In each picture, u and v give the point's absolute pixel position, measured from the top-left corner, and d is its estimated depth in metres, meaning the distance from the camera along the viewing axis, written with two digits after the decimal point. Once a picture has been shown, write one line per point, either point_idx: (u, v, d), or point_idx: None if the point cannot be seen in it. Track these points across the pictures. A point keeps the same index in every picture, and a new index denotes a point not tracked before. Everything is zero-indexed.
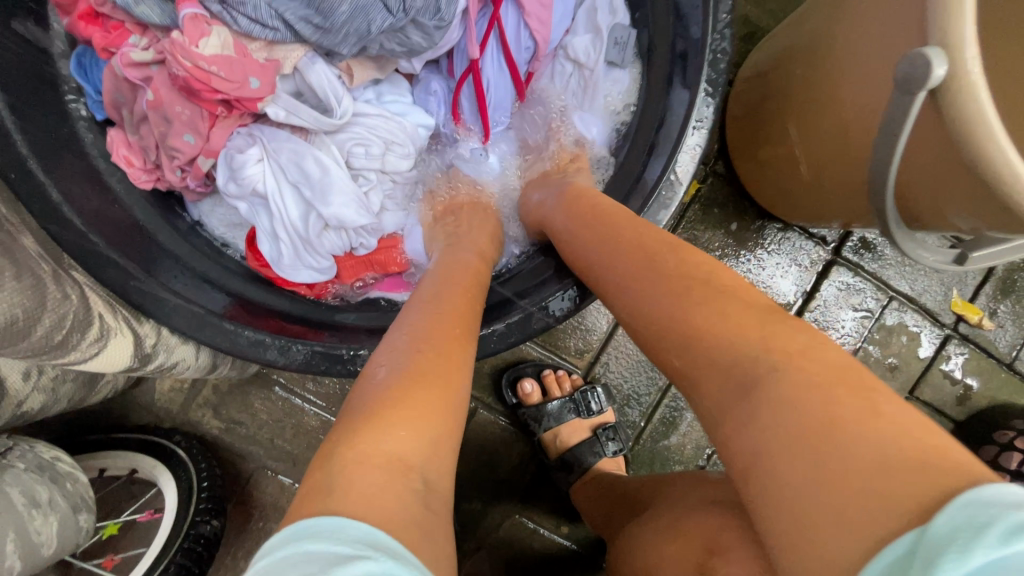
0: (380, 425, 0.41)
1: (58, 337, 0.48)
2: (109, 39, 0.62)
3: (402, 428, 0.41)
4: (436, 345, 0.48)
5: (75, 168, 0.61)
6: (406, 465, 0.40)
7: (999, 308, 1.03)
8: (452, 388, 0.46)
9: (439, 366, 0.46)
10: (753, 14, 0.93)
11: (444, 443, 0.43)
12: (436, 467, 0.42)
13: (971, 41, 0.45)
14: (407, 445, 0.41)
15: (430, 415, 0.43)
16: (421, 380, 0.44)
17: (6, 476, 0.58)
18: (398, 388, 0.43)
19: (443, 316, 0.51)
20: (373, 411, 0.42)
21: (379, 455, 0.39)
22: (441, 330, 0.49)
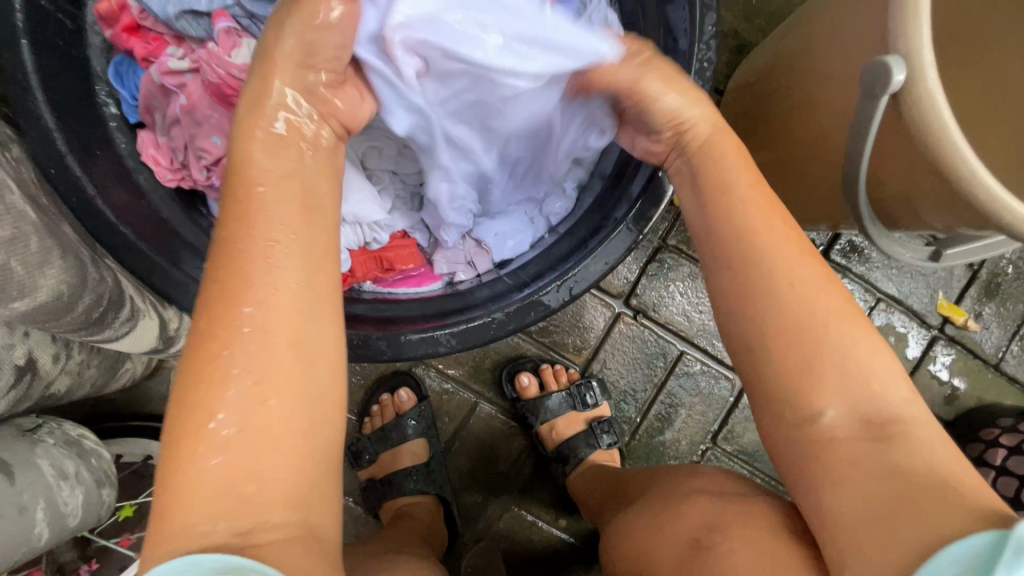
0: (174, 494, 0.41)
1: (95, 315, 0.52)
2: (149, 50, 0.68)
3: (202, 494, 0.41)
4: (210, 369, 0.43)
5: (108, 165, 0.66)
6: (206, 531, 0.41)
7: (984, 310, 1.07)
8: (245, 423, 0.42)
9: (216, 401, 0.42)
10: (742, 29, 0.99)
11: (266, 475, 0.43)
12: (258, 510, 0.42)
13: (927, 51, 0.50)
14: (203, 507, 0.41)
15: (227, 468, 0.42)
16: (202, 426, 0.42)
17: (38, 448, 0.62)
18: (175, 450, 0.42)
19: (223, 321, 0.43)
20: (165, 474, 0.42)
21: (171, 530, 0.41)
22: (223, 346, 0.43)
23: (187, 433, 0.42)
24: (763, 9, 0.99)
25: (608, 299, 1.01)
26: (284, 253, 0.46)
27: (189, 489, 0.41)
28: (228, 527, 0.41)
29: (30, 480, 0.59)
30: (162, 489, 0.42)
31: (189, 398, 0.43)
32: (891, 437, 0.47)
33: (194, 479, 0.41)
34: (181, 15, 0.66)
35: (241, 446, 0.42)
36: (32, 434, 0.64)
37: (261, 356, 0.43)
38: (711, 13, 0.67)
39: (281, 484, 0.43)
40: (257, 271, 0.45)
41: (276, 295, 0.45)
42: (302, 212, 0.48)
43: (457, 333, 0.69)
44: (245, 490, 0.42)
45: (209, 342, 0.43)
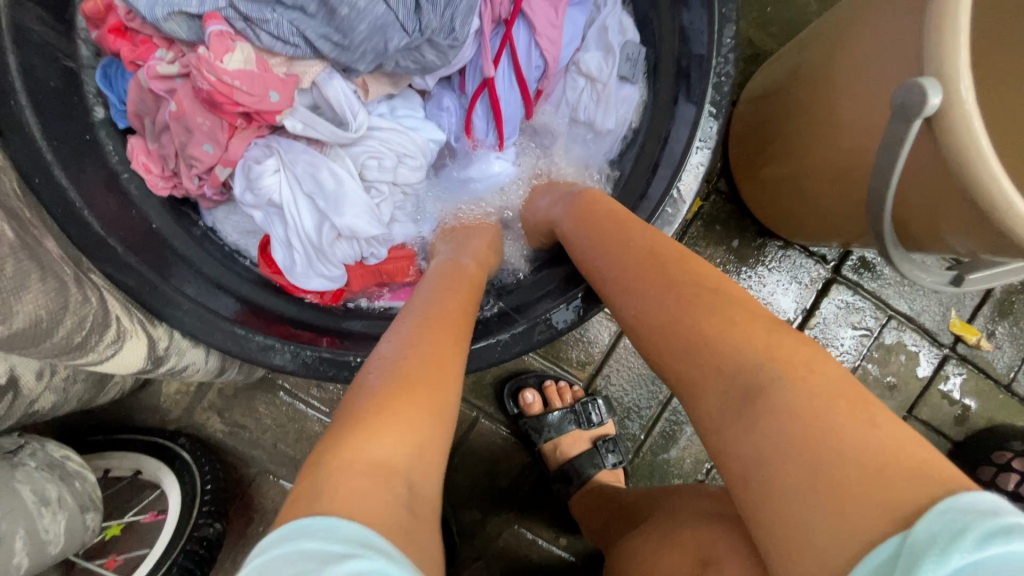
0: (372, 429, 0.41)
1: (78, 338, 0.49)
2: (137, 53, 0.64)
3: (407, 434, 0.42)
4: (432, 355, 0.47)
5: (97, 174, 0.63)
6: (393, 467, 0.40)
7: (997, 330, 1.04)
8: (439, 402, 0.45)
9: (436, 381, 0.46)
10: (756, 38, 0.96)
11: (433, 453, 0.43)
12: (421, 479, 0.41)
13: (964, 72, 0.47)
14: (393, 453, 0.41)
15: (421, 428, 0.43)
16: (422, 392, 0.44)
17: (18, 472, 0.59)
18: (395, 397, 0.43)
19: (438, 327, 0.50)
20: (369, 413, 0.42)
21: (369, 458, 0.40)
22: (443, 340, 0.49)
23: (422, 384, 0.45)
24: (778, 17, 0.96)
25: None
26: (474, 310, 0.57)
27: (398, 425, 0.42)
28: (406, 473, 0.41)
29: (9, 507, 0.55)
30: (369, 416, 0.42)
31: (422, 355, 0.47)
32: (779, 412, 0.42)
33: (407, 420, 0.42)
34: (171, 16, 0.62)
35: (433, 416, 0.44)
36: (13, 457, 0.61)
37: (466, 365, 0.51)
38: (731, 26, 0.64)
39: (435, 472, 0.43)
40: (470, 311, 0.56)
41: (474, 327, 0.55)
42: (472, 285, 0.61)
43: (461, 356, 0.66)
44: (419, 456, 0.42)
45: (439, 338, 0.49)
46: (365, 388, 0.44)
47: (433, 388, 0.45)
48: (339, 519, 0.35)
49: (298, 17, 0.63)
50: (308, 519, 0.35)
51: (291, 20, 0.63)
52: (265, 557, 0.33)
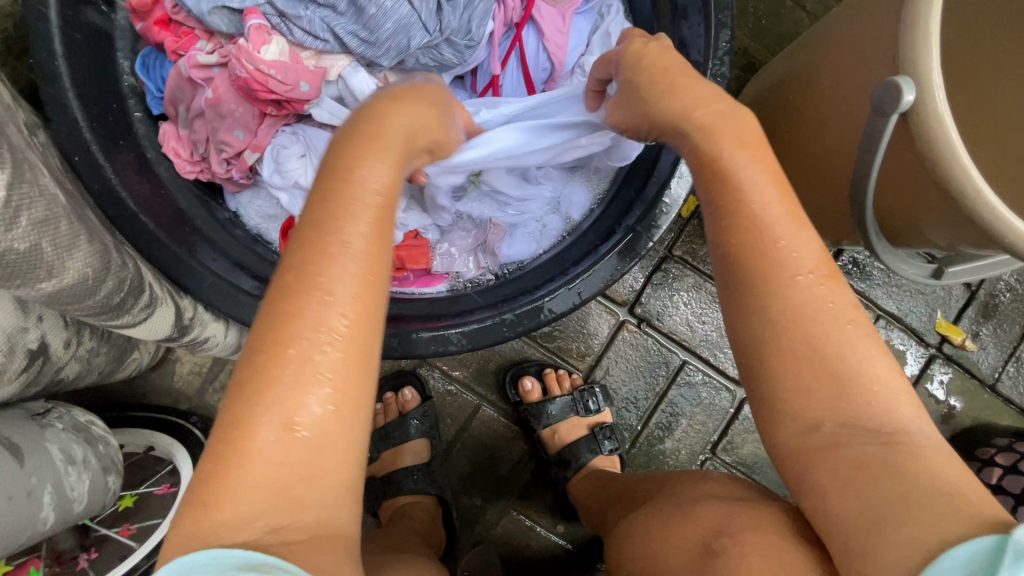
0: (224, 484, 0.39)
1: (116, 299, 0.53)
2: (179, 43, 0.69)
3: (254, 485, 0.39)
4: (278, 364, 0.40)
5: (130, 156, 0.67)
6: (249, 525, 0.39)
7: (982, 331, 1.08)
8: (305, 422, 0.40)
9: (293, 398, 0.40)
10: (752, 48, 1.02)
11: (319, 463, 0.41)
12: (302, 508, 0.40)
13: (934, 72, 0.52)
14: (252, 499, 0.39)
15: (286, 461, 0.40)
16: (281, 419, 0.40)
17: (47, 433, 0.62)
18: (239, 437, 0.39)
19: (295, 319, 0.40)
20: (215, 466, 0.40)
21: (216, 520, 0.38)
22: (284, 358, 0.40)
23: (253, 422, 0.40)
24: (772, 29, 1.02)
25: (613, 306, 1.03)
26: (361, 252, 0.42)
27: (240, 479, 0.39)
28: (268, 522, 0.39)
29: (39, 463, 0.59)
30: (208, 475, 0.39)
31: (254, 384, 0.40)
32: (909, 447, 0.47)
33: (247, 473, 0.39)
34: (214, 11, 0.67)
35: (300, 455, 0.40)
36: (42, 418, 0.64)
37: (334, 363, 0.41)
38: (727, 30, 0.69)
39: (325, 482, 0.41)
40: (336, 276, 0.41)
41: (345, 294, 0.41)
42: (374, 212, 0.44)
43: (468, 333, 0.70)
44: (293, 487, 0.40)
45: (284, 332, 0.40)
46: (219, 420, 0.41)
47: (291, 410, 0.40)
48: (252, 552, 0.37)
49: (328, 14, 0.68)
50: (223, 550, 0.37)
51: (322, 17, 0.68)
52: None
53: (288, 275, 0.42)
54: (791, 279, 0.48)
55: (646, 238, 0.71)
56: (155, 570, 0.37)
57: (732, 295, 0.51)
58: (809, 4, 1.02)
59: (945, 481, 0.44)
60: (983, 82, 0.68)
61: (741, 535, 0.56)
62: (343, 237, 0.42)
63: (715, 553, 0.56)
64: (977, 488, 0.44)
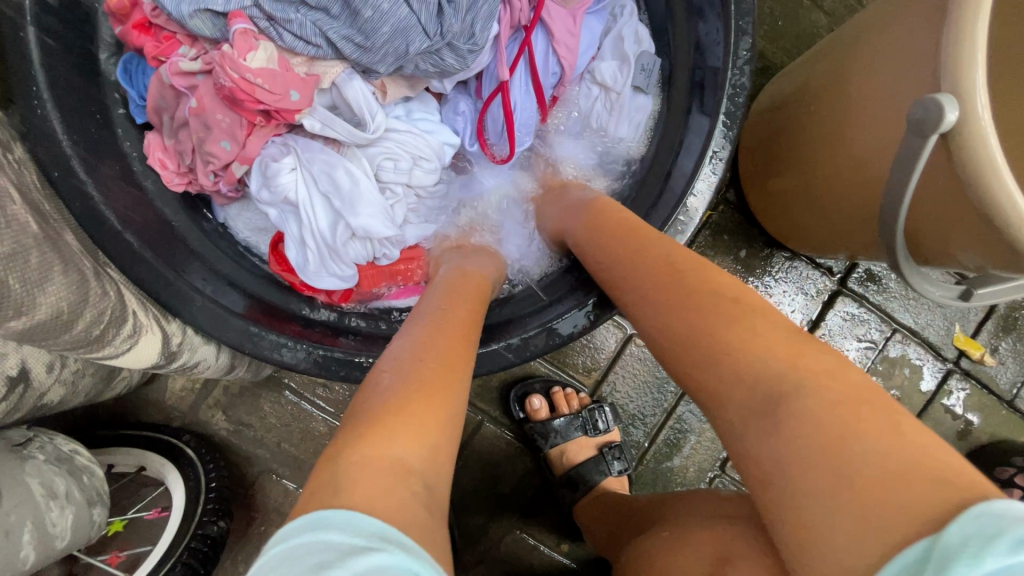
0: (402, 419, 0.41)
1: (96, 331, 0.49)
2: (160, 49, 0.64)
3: (422, 428, 0.42)
4: (446, 351, 0.49)
5: (115, 170, 0.64)
6: (408, 469, 0.39)
7: (1001, 345, 1.05)
8: (459, 394, 0.46)
9: (455, 367, 0.48)
10: (768, 51, 0.97)
11: (453, 437, 0.44)
12: (440, 470, 0.42)
13: (980, 89, 0.48)
14: (419, 442, 0.41)
15: (440, 419, 0.43)
16: (449, 379, 0.46)
17: (27, 466, 0.59)
18: (418, 384, 0.44)
19: (448, 327, 0.52)
20: (391, 408, 0.42)
21: (386, 454, 0.39)
22: (448, 337, 0.50)
23: (429, 375, 0.45)
24: (788, 31, 0.97)
25: (621, 320, 0.99)
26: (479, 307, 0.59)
27: (411, 422, 0.42)
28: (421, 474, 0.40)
29: (17, 500, 0.55)
30: (382, 415, 0.42)
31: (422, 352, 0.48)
32: None
33: (419, 418, 0.42)
34: (196, 14, 0.62)
35: (450, 415, 0.44)
36: (22, 449, 0.61)
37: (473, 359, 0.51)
38: (747, 38, 0.65)
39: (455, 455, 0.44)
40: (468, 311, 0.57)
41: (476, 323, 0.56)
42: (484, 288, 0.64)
43: (473, 358, 0.66)
44: (443, 446, 0.43)
45: (454, 336, 0.51)
46: (385, 379, 0.45)
47: (448, 380, 0.46)
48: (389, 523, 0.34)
49: (321, 18, 0.64)
50: (364, 514, 0.34)
51: (314, 21, 0.63)
52: (318, 541, 0.32)
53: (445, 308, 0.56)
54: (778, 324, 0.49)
55: None
56: (297, 521, 0.34)
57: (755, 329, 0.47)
58: (827, 5, 0.98)
59: None
60: None
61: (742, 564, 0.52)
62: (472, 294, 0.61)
63: None
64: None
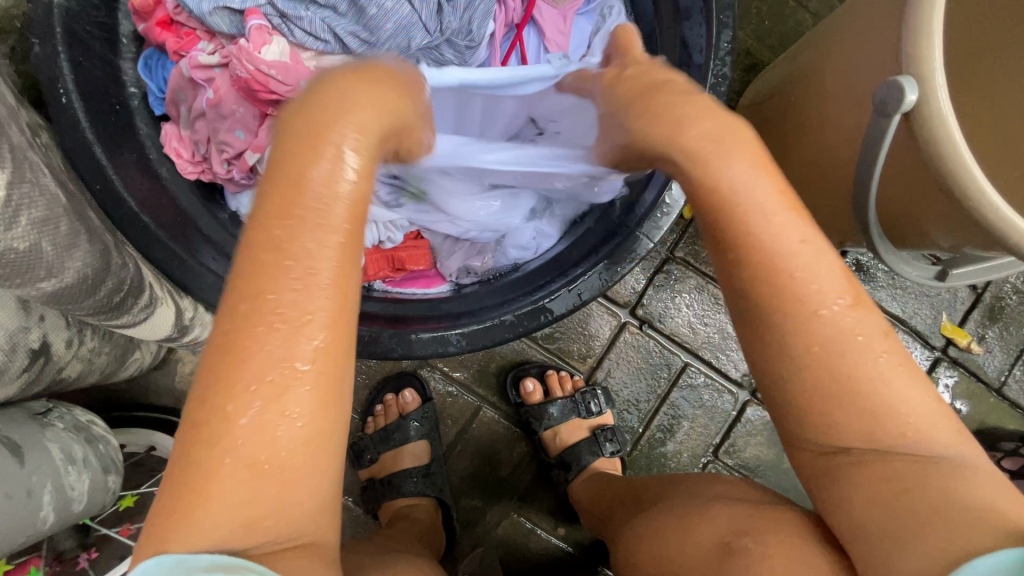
0: (200, 498, 0.38)
1: (115, 299, 0.53)
2: (180, 44, 0.69)
3: (227, 504, 0.39)
4: (236, 396, 0.38)
5: (132, 157, 0.68)
6: (225, 542, 0.39)
7: (988, 334, 1.07)
8: (270, 445, 0.39)
9: (265, 408, 0.39)
10: (754, 48, 1.01)
11: (291, 493, 0.40)
12: (279, 527, 0.41)
13: (938, 71, 0.51)
14: (227, 517, 0.39)
15: (242, 491, 0.39)
16: (253, 430, 0.38)
17: (47, 432, 0.62)
18: (212, 451, 0.38)
19: (258, 340, 0.38)
20: (188, 483, 0.39)
21: (187, 540, 0.38)
22: (259, 363, 0.38)
23: (224, 433, 0.38)
24: (774, 30, 1.01)
25: (614, 308, 1.02)
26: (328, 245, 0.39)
27: (213, 498, 0.38)
28: (249, 535, 0.40)
29: (39, 462, 0.59)
30: (181, 491, 0.39)
31: (224, 394, 0.38)
32: (910, 448, 0.46)
33: (220, 490, 0.38)
34: (215, 11, 0.67)
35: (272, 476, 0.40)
36: (43, 417, 0.64)
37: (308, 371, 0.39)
38: (728, 31, 0.68)
39: (305, 501, 0.42)
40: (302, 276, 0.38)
41: (324, 298, 0.39)
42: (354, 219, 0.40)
43: (468, 334, 0.70)
44: (272, 507, 0.40)
45: (237, 369, 0.38)
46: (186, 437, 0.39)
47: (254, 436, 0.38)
48: (220, 553, 0.38)
49: (329, 15, 0.68)
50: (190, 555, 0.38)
51: (323, 18, 0.68)
52: None
53: (237, 298, 0.38)
54: (803, 276, 0.44)
55: (645, 241, 0.70)
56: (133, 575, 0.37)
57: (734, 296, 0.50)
58: (812, 5, 1.02)
59: (941, 482, 0.44)
60: (991, 84, 0.68)
61: (762, 536, 0.55)
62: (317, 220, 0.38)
63: (737, 553, 0.55)
64: (973, 485, 0.44)
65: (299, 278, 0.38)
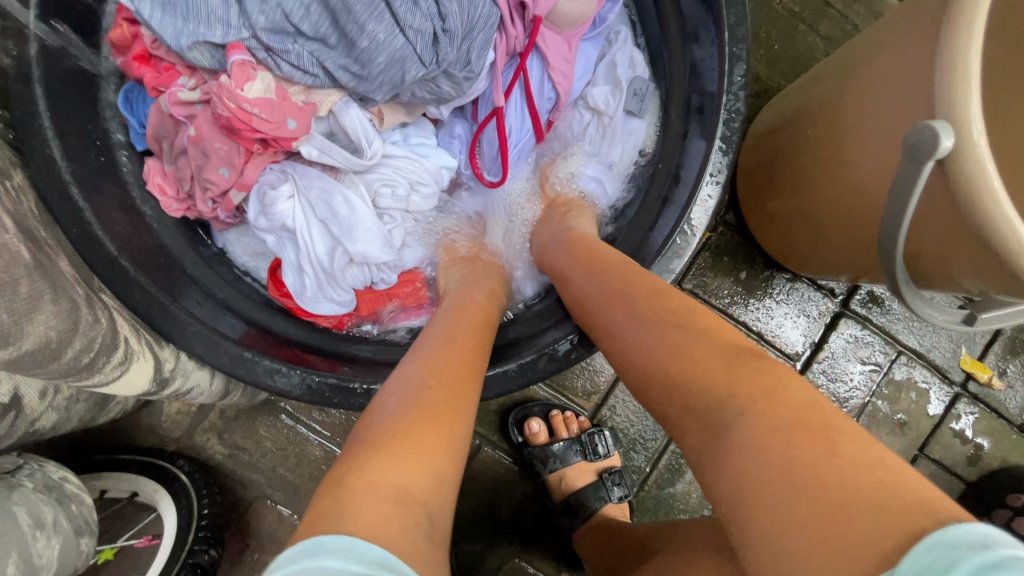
0: (410, 438, 0.41)
1: (86, 359, 0.49)
2: (160, 79, 0.64)
3: (426, 452, 0.41)
4: (438, 369, 0.49)
5: (113, 196, 0.64)
6: (411, 497, 0.39)
7: (1009, 368, 1.03)
8: (462, 414, 0.46)
9: (458, 384, 0.48)
10: (765, 74, 0.98)
11: (460, 464, 0.44)
12: (443, 497, 0.41)
13: (975, 115, 0.48)
14: (423, 467, 0.41)
15: (442, 441, 0.43)
16: (453, 395, 0.47)
17: (15, 494, 0.58)
18: (422, 402, 0.44)
19: (449, 346, 0.52)
20: (397, 428, 0.42)
21: (390, 483, 0.38)
22: (453, 355, 0.51)
23: (431, 391, 0.46)
24: (785, 55, 0.98)
25: None
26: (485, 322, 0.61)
27: (418, 442, 0.42)
28: (422, 505, 0.39)
29: (5, 529, 0.54)
30: (389, 435, 0.42)
31: (426, 367, 0.49)
32: None
33: (426, 435, 0.42)
34: (195, 45, 0.61)
35: (456, 439, 0.44)
36: (11, 477, 0.60)
37: (475, 369, 0.52)
38: (741, 64, 0.65)
39: (458, 481, 0.44)
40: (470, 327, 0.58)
41: (480, 338, 0.57)
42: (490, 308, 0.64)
43: None
44: (449, 469, 0.43)
45: (436, 356, 0.51)
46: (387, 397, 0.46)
47: (456, 402, 0.46)
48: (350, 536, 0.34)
49: (318, 48, 0.63)
50: (324, 537, 0.33)
51: (311, 51, 0.63)
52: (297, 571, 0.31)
53: (433, 332, 0.56)
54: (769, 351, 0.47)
55: None
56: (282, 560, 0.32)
57: (756, 358, 0.45)
58: (823, 29, 0.99)
59: None
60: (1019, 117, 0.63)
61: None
62: (476, 310, 0.62)
63: None
64: None
65: (471, 325, 0.58)
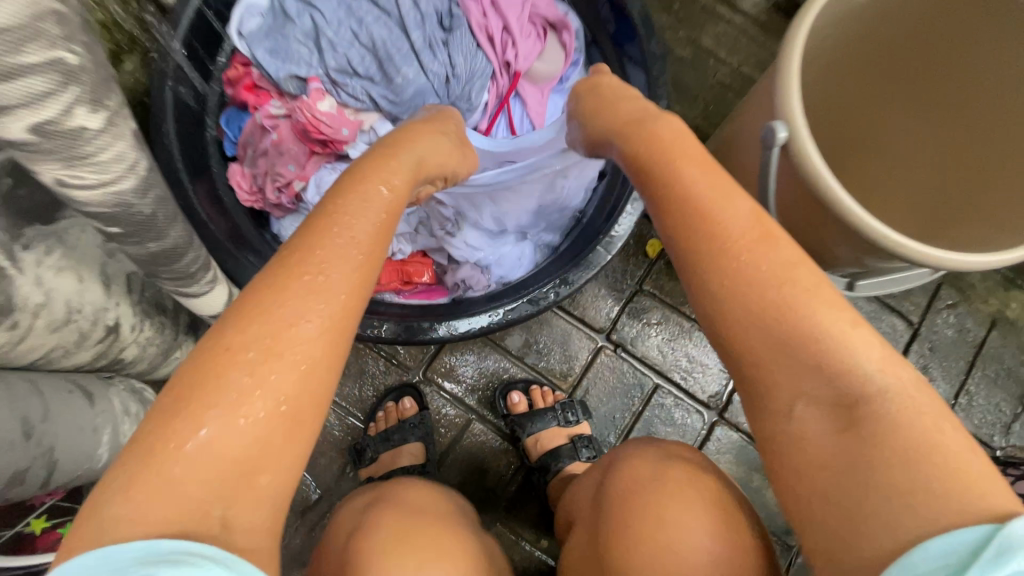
0: (176, 453, 0.42)
1: (192, 270, 0.70)
2: (257, 101, 0.91)
3: (211, 462, 0.42)
4: (241, 347, 0.45)
5: (205, 185, 0.88)
6: (185, 524, 0.41)
7: (930, 365, 1.20)
8: (274, 404, 0.45)
9: (272, 361, 0.45)
10: (702, 126, 1.27)
11: (271, 458, 0.45)
12: (246, 498, 0.44)
13: (798, 116, 0.72)
14: (204, 479, 0.42)
15: (237, 445, 0.43)
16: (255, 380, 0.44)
17: (112, 389, 0.79)
18: (205, 399, 0.43)
19: (287, 283, 0.48)
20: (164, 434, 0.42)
21: (143, 504, 0.40)
22: (278, 311, 0.46)
23: (219, 382, 0.43)
24: (718, 113, 1.28)
25: (591, 332, 1.17)
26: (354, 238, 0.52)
27: (197, 456, 0.42)
28: (209, 517, 0.42)
29: (105, 408, 0.75)
30: (156, 448, 0.42)
31: (228, 339, 0.45)
32: None
33: (208, 446, 0.42)
34: (287, 78, 0.90)
35: (262, 441, 0.44)
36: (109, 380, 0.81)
37: (314, 316, 0.47)
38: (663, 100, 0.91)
39: (278, 470, 0.45)
40: (326, 256, 0.50)
41: (336, 269, 0.49)
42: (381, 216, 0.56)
43: (464, 323, 0.89)
44: (249, 468, 0.44)
45: (251, 319, 0.46)
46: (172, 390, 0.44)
47: (261, 388, 0.44)
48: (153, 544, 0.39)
49: (367, 84, 0.92)
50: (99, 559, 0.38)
51: (363, 86, 0.92)
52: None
53: (280, 262, 0.49)
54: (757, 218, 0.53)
55: (606, 250, 0.89)
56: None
57: None
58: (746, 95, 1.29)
59: None
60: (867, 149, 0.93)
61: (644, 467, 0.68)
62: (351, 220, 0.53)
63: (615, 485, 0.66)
64: None
65: (335, 251, 0.50)
